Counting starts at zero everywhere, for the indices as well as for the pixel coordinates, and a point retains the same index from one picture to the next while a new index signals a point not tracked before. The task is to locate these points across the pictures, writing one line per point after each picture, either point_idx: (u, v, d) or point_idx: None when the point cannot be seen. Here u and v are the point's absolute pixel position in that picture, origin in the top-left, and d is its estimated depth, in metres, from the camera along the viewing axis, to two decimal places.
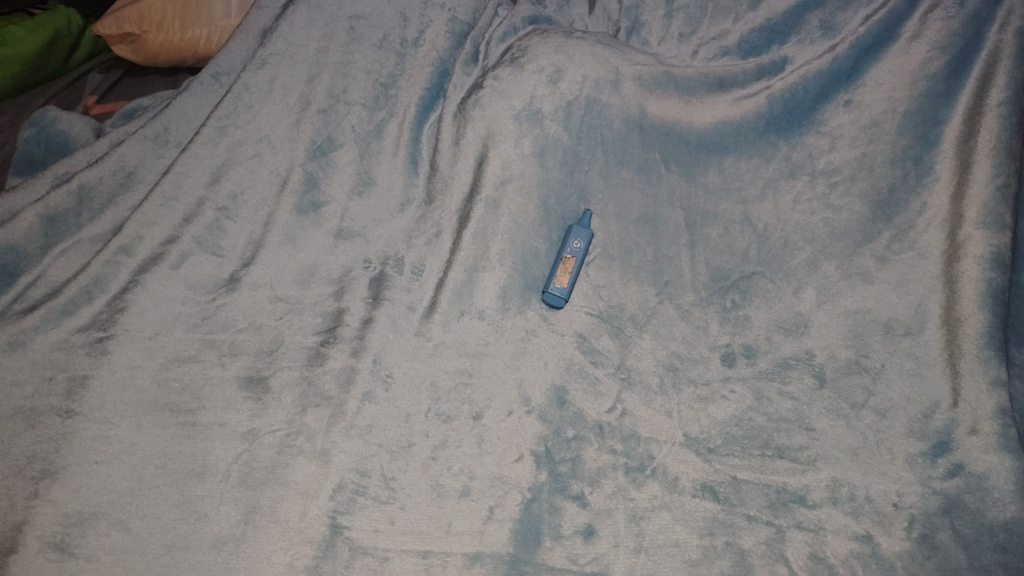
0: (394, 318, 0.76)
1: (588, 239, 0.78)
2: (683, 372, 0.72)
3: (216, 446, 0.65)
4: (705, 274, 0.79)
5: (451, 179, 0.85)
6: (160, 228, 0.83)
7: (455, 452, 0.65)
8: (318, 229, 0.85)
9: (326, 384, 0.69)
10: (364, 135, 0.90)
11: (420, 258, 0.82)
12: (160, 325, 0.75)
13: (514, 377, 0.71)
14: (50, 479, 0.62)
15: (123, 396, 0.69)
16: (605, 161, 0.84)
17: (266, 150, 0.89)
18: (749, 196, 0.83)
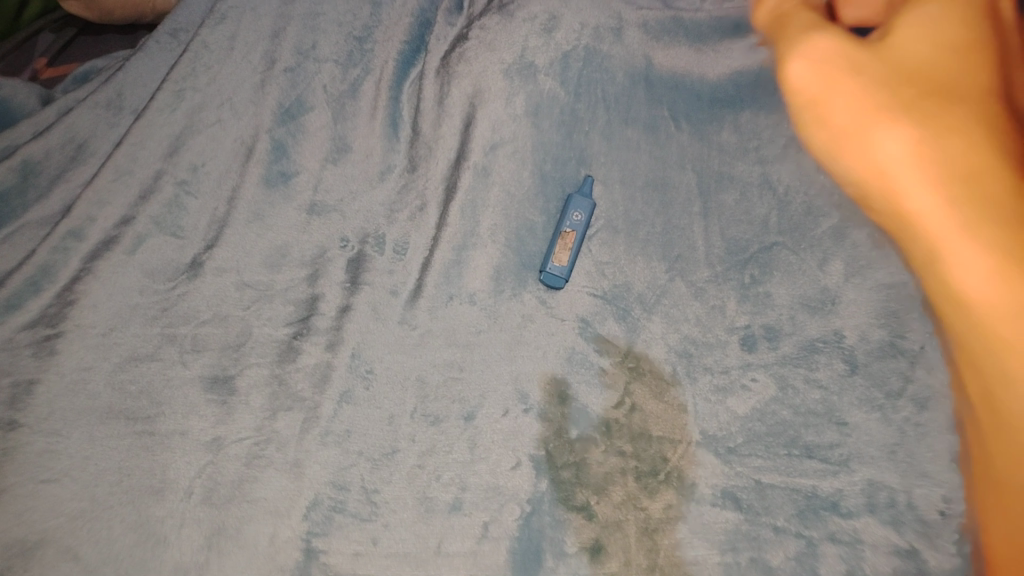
0: (374, 304, 0.69)
1: (590, 211, 0.70)
2: (698, 360, 0.64)
3: (176, 461, 0.58)
4: (720, 247, 0.70)
5: (435, 145, 0.76)
6: (114, 207, 0.74)
7: (444, 460, 0.59)
8: (289, 204, 0.76)
9: (298, 383, 0.62)
10: (338, 96, 0.80)
11: (403, 234, 0.73)
12: (115, 319, 0.68)
13: (508, 370, 0.64)
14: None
15: (72, 404, 0.61)
16: (608, 120, 0.75)
17: (229, 115, 0.79)
18: (769, 155, 0.73)
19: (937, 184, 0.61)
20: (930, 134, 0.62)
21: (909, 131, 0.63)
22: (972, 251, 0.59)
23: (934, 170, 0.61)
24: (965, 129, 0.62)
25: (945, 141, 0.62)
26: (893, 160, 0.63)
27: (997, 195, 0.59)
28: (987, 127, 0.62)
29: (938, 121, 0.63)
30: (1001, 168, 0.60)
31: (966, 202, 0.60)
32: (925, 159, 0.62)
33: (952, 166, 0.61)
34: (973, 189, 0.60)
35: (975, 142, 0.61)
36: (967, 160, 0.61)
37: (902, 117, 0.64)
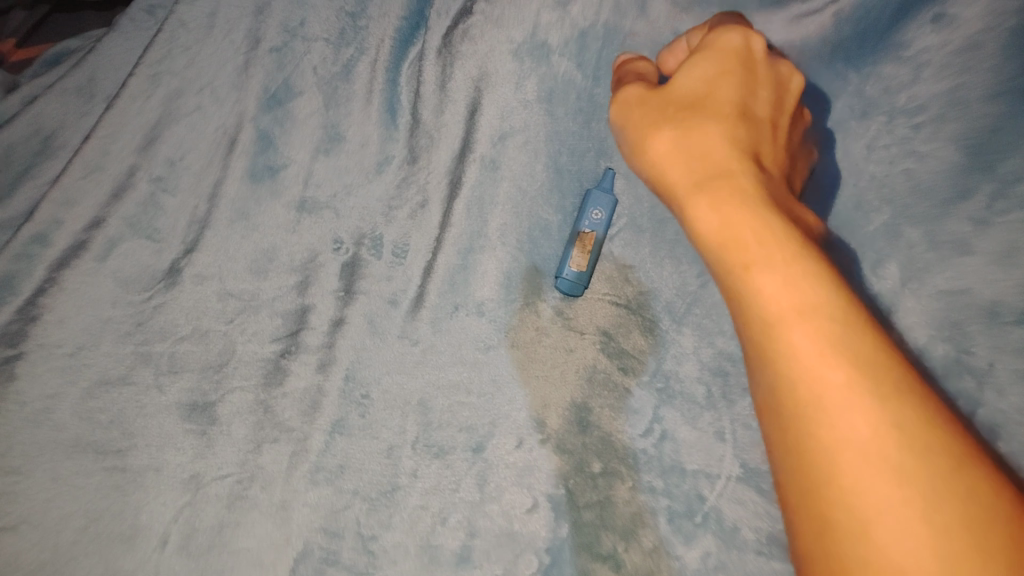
0: (371, 315, 0.62)
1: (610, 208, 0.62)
2: (735, 378, 0.56)
3: (150, 504, 0.53)
4: None
5: (438, 134, 0.68)
6: (84, 208, 0.66)
7: (451, 504, 0.53)
8: (276, 201, 0.68)
9: (285, 411, 0.56)
10: (330, 79, 0.69)
11: (402, 234, 0.66)
12: (85, 335, 0.61)
13: (521, 395, 0.57)
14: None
15: (33, 437, 0.55)
16: None
17: (209, 101, 0.69)
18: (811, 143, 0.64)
19: (677, 157, 0.47)
20: (668, 110, 0.49)
21: (651, 98, 0.50)
22: (705, 210, 0.44)
23: (669, 141, 0.47)
24: (704, 99, 0.48)
25: (689, 102, 0.48)
26: (632, 139, 0.51)
27: (734, 178, 0.44)
28: (730, 88, 0.47)
29: (681, 92, 0.49)
30: (733, 140, 0.46)
31: (693, 169, 0.46)
32: (653, 122, 0.49)
33: (683, 135, 0.47)
34: (705, 166, 0.45)
35: (719, 113, 0.47)
36: (702, 134, 0.46)
37: (646, 92, 0.51)
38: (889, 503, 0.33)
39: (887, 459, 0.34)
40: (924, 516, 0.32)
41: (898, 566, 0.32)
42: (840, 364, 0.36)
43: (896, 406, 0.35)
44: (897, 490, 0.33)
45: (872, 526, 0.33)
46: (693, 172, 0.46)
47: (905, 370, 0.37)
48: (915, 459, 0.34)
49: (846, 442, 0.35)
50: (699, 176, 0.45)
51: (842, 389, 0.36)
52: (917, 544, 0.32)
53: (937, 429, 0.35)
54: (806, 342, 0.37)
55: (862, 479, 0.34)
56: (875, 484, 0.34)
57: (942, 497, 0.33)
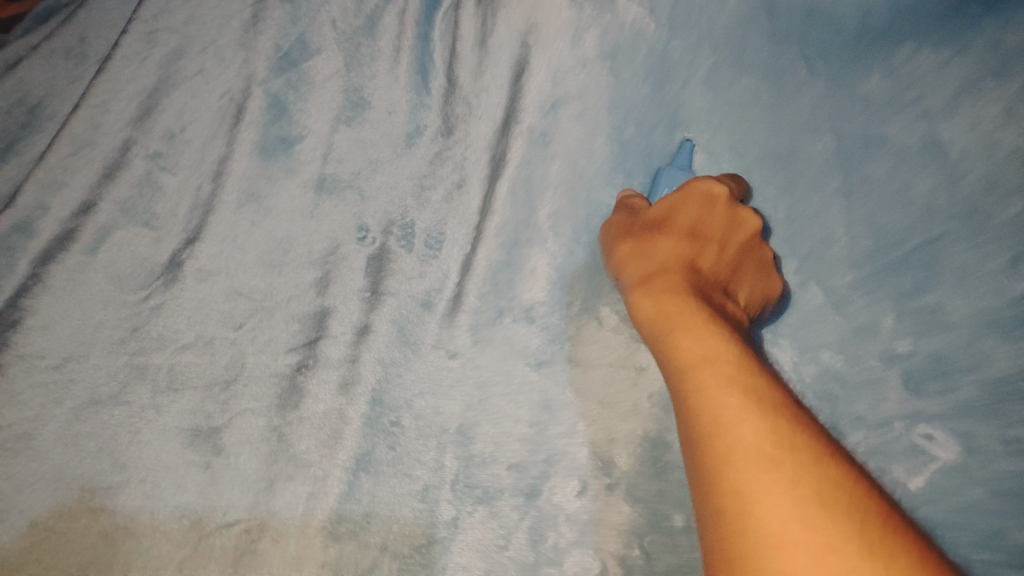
0: (401, 322, 0.53)
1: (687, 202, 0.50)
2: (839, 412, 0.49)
3: (140, 560, 0.44)
4: (867, 240, 0.52)
5: (477, 99, 0.58)
6: (73, 190, 0.57)
7: (498, 567, 0.44)
8: (291, 181, 0.57)
9: (302, 442, 0.48)
10: (352, 34, 0.59)
11: (437, 221, 0.56)
12: (74, 343, 0.52)
13: (581, 427, 0.47)
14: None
15: (10, 471, 0.47)
16: (714, 63, 0.58)
17: (212, 62, 0.60)
18: (936, 106, 0.51)
19: (630, 251, 0.50)
20: (636, 230, 0.51)
21: (630, 217, 0.52)
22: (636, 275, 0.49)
23: (631, 246, 0.50)
24: (671, 222, 0.50)
25: (654, 223, 0.50)
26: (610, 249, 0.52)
27: (665, 266, 0.47)
28: (689, 219, 0.49)
29: (654, 216, 0.50)
30: (678, 257, 0.48)
31: (643, 267, 0.48)
32: (623, 237, 0.51)
33: (638, 240, 0.50)
34: (651, 261, 0.48)
35: (676, 237, 0.49)
36: (654, 249, 0.49)
37: (628, 210, 0.53)
38: (775, 496, 0.32)
39: (772, 459, 0.33)
40: (808, 507, 0.31)
41: (785, 546, 0.30)
42: (736, 388, 0.37)
43: (781, 419, 0.35)
44: (783, 484, 0.32)
45: (754, 503, 0.32)
46: (638, 274, 0.48)
47: (807, 420, 0.37)
48: (800, 460, 0.33)
49: (735, 447, 0.34)
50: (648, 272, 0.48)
51: (736, 410, 0.36)
52: (804, 532, 0.30)
53: (820, 444, 0.35)
54: (708, 377, 0.38)
55: (751, 458, 0.34)
56: (764, 481, 0.32)
57: (820, 477, 0.32)
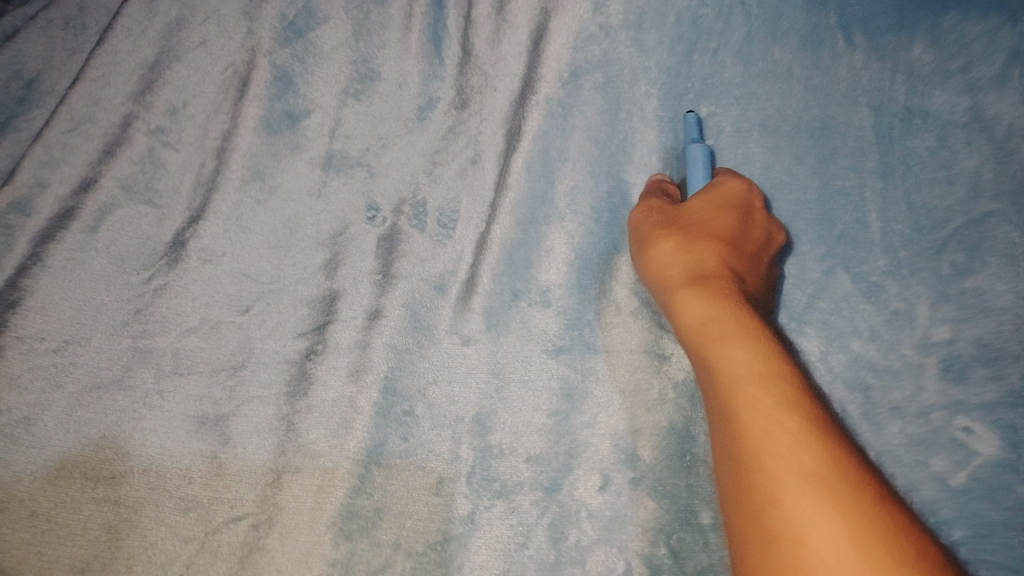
0: (413, 305, 0.50)
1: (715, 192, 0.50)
2: (880, 397, 0.45)
3: (146, 554, 0.42)
4: (903, 219, 0.49)
5: (493, 69, 0.56)
6: (72, 167, 0.55)
7: (516, 567, 0.42)
8: (298, 158, 0.55)
9: (312, 432, 0.46)
10: (361, 3, 0.58)
11: (450, 198, 0.53)
12: (74, 325, 0.50)
13: (605, 418, 0.45)
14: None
15: (9, 458, 0.45)
16: (748, 31, 0.55)
17: (216, 34, 0.58)
18: (979, 82, 0.51)
19: (673, 243, 0.44)
20: (679, 220, 0.46)
21: (659, 208, 0.48)
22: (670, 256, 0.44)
23: (670, 239, 0.45)
24: (713, 222, 0.45)
25: (691, 217, 0.46)
26: (638, 238, 0.48)
27: (707, 260, 0.43)
28: (733, 219, 0.46)
29: (693, 212, 0.46)
30: (727, 257, 0.44)
31: (684, 261, 0.43)
32: (659, 228, 0.46)
33: (678, 230, 0.45)
34: (689, 253, 0.44)
35: (713, 232, 0.45)
36: (701, 247, 0.44)
37: (661, 202, 0.48)
38: (834, 507, 0.29)
39: (829, 488, 0.30)
40: (871, 548, 0.28)
41: None
42: (792, 410, 0.33)
43: (839, 447, 0.32)
44: (848, 494, 0.30)
45: (808, 534, 0.29)
46: (685, 271, 0.43)
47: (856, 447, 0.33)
48: (857, 492, 0.30)
49: (789, 475, 0.30)
50: (690, 266, 0.43)
51: (791, 430, 0.32)
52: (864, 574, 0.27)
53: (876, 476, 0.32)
54: (760, 392, 0.34)
55: (804, 486, 0.30)
56: (821, 516, 0.29)
57: (883, 519, 0.29)
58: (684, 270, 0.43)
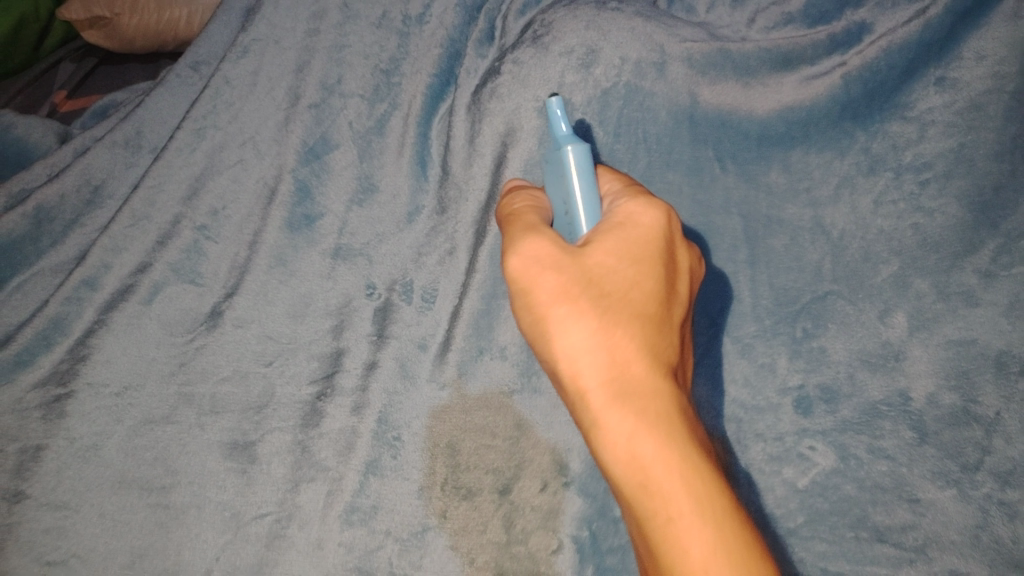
0: (402, 360, 0.65)
1: (599, 213, 0.50)
2: (749, 426, 0.62)
3: (191, 542, 0.58)
4: (768, 297, 0.65)
5: (466, 185, 0.71)
6: (130, 254, 0.69)
7: (477, 546, 0.57)
8: (312, 249, 0.70)
9: (321, 451, 0.61)
10: (364, 133, 0.72)
11: (431, 280, 0.69)
12: (131, 374, 0.64)
13: (546, 440, 0.60)
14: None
15: (82, 473, 0.60)
16: (648, 162, 0.70)
17: (251, 155, 0.72)
18: (821, 197, 0.67)
19: (591, 334, 0.42)
20: (590, 289, 0.42)
21: (563, 267, 0.42)
22: (583, 347, 0.42)
23: (580, 320, 0.42)
24: (629, 288, 0.44)
25: (602, 280, 0.43)
26: (536, 308, 0.43)
27: (633, 363, 0.43)
28: (647, 275, 0.45)
29: (597, 270, 0.43)
30: (650, 338, 0.44)
31: (606, 364, 0.42)
32: (566, 300, 0.42)
33: (594, 310, 0.42)
34: (610, 352, 0.42)
35: (631, 302, 0.44)
36: (621, 340, 0.42)
37: (557, 249, 0.43)
38: None
39: None
40: None
41: None
42: None
43: None
44: None
45: None
46: (608, 387, 0.42)
47: None
48: None
49: None
50: (616, 375, 0.42)
51: None
52: None
53: None
54: None
55: None
56: None
57: None
58: (607, 377, 0.42)
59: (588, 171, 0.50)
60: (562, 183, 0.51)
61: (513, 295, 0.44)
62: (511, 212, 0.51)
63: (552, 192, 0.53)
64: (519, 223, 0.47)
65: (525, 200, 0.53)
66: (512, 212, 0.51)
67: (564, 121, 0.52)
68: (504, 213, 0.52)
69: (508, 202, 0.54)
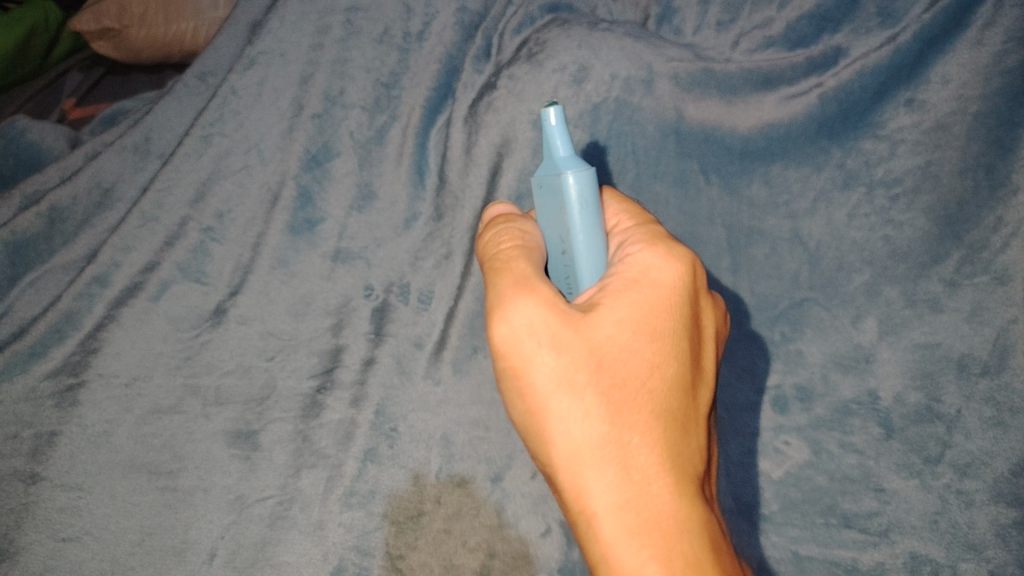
0: (399, 357, 0.68)
1: (601, 250, 0.51)
2: (730, 424, 0.66)
3: (197, 522, 0.61)
4: (747, 303, 0.69)
5: (462, 194, 0.75)
6: (139, 253, 0.73)
7: (471, 527, 0.61)
8: (313, 252, 0.72)
9: (322, 440, 0.64)
10: (364, 143, 0.75)
11: (428, 282, 0.72)
12: (139, 367, 0.68)
13: None
14: (11, 562, 0.60)
15: (94, 457, 0.64)
16: (637, 172, 0.74)
17: (256, 161, 0.75)
18: (799, 210, 0.69)
19: (596, 433, 0.44)
20: (598, 379, 0.44)
21: (566, 350, 0.44)
22: (592, 459, 0.44)
23: (585, 419, 0.44)
24: (647, 377, 0.46)
25: (610, 366, 0.45)
26: (539, 406, 0.44)
27: (646, 472, 0.44)
28: (662, 352, 0.46)
29: (609, 351, 0.45)
30: (669, 443, 0.46)
31: (615, 471, 0.44)
32: (568, 390, 0.44)
33: (599, 404, 0.44)
34: (618, 456, 0.44)
35: (648, 393, 0.45)
36: (633, 446, 0.44)
37: (558, 327, 0.44)
38: None
39: None
40: None
41: None
42: None
43: None
44: None
45: None
46: (621, 511, 0.44)
47: None
48: None
49: None
50: (626, 487, 0.44)
51: None
52: None
53: None
54: None
55: None
56: None
57: None
58: (616, 493, 0.44)
59: (593, 210, 0.50)
60: (561, 214, 0.50)
61: (503, 371, 0.45)
62: (502, 255, 0.49)
63: (542, 220, 0.52)
64: (514, 275, 0.47)
65: (513, 237, 0.51)
66: (502, 257, 0.49)
67: (564, 146, 0.50)
68: (493, 256, 0.50)
69: (495, 240, 0.51)
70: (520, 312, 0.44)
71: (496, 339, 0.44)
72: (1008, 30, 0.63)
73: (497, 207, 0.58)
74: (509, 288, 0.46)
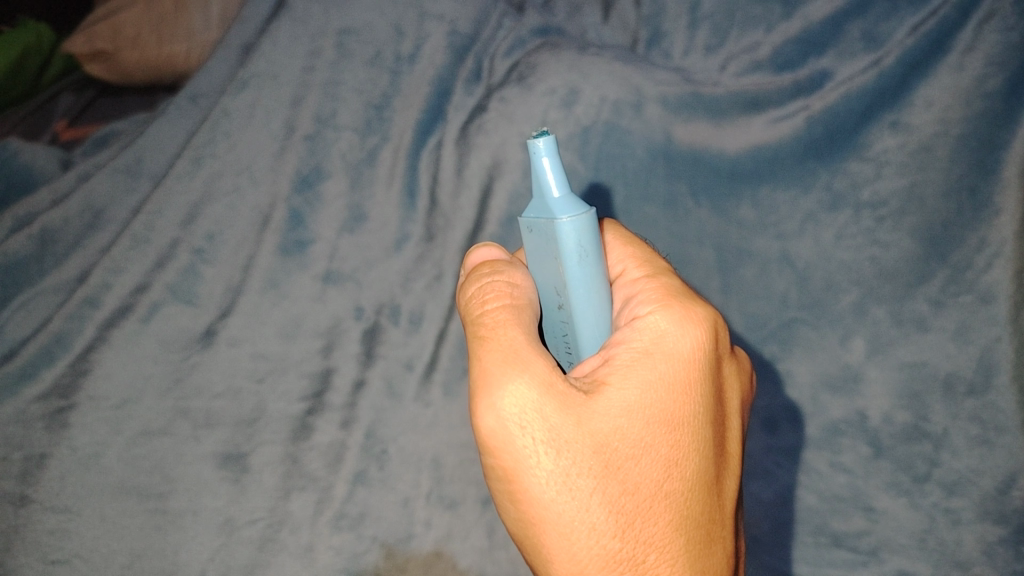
0: (389, 379, 0.69)
1: (603, 297, 0.50)
2: None
3: (186, 546, 0.62)
4: (736, 323, 0.70)
5: (453, 216, 0.75)
6: (130, 274, 0.73)
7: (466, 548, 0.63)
8: (304, 273, 0.72)
9: (312, 463, 0.65)
10: (357, 164, 0.75)
11: (419, 304, 0.72)
12: (130, 389, 0.68)
13: None
14: None
15: (83, 479, 0.64)
16: (626, 194, 0.74)
17: (247, 183, 0.75)
18: (788, 231, 0.70)
19: (604, 550, 0.44)
20: (607, 483, 0.44)
21: (566, 450, 0.43)
22: None
23: (593, 536, 0.44)
24: (662, 480, 0.46)
25: (619, 469, 0.44)
26: (536, 517, 0.44)
27: None
28: (676, 446, 0.46)
29: (619, 452, 0.44)
30: (681, 555, 0.47)
31: None
32: (571, 496, 0.43)
33: (607, 515, 0.44)
34: None
35: (662, 494, 0.46)
36: (647, 564, 0.46)
37: (557, 421, 0.43)
38: None
39: None
40: None
41: None
42: None
43: None
44: None
45: None
46: None
47: None
48: None
49: None
50: None
51: None
52: None
53: None
54: None
55: None
56: None
57: None
58: None
59: (592, 256, 0.48)
60: (555, 259, 0.48)
61: (493, 470, 0.44)
62: (492, 321, 0.48)
63: (535, 266, 0.51)
64: (502, 349, 0.45)
65: (500, 294, 0.49)
66: (491, 325, 0.47)
67: (557, 186, 0.47)
68: (478, 318, 0.49)
69: (482, 297, 0.50)
70: (510, 402, 0.43)
71: (484, 434, 0.43)
72: (987, 56, 0.63)
73: (480, 251, 0.56)
74: (497, 368, 0.44)
